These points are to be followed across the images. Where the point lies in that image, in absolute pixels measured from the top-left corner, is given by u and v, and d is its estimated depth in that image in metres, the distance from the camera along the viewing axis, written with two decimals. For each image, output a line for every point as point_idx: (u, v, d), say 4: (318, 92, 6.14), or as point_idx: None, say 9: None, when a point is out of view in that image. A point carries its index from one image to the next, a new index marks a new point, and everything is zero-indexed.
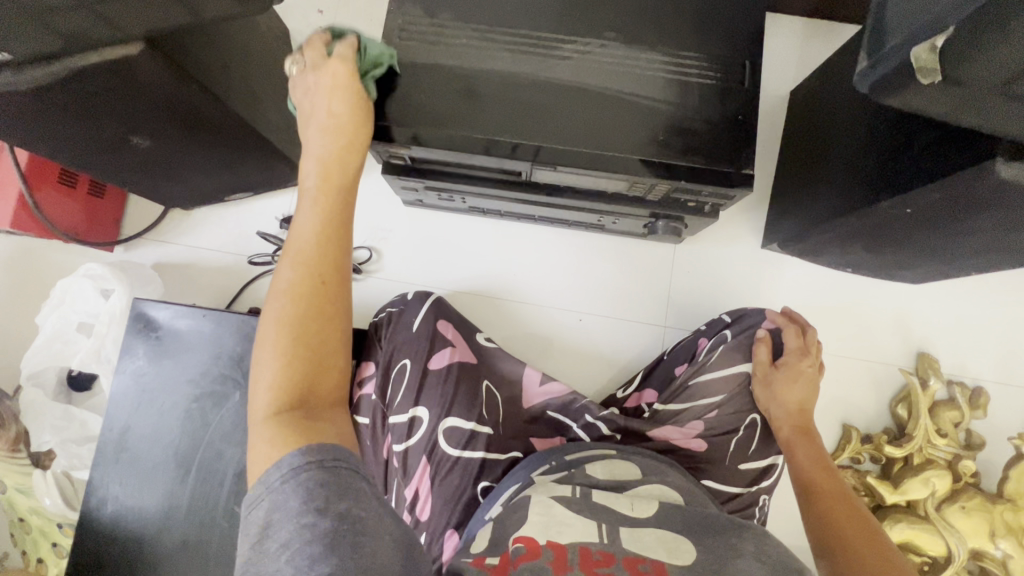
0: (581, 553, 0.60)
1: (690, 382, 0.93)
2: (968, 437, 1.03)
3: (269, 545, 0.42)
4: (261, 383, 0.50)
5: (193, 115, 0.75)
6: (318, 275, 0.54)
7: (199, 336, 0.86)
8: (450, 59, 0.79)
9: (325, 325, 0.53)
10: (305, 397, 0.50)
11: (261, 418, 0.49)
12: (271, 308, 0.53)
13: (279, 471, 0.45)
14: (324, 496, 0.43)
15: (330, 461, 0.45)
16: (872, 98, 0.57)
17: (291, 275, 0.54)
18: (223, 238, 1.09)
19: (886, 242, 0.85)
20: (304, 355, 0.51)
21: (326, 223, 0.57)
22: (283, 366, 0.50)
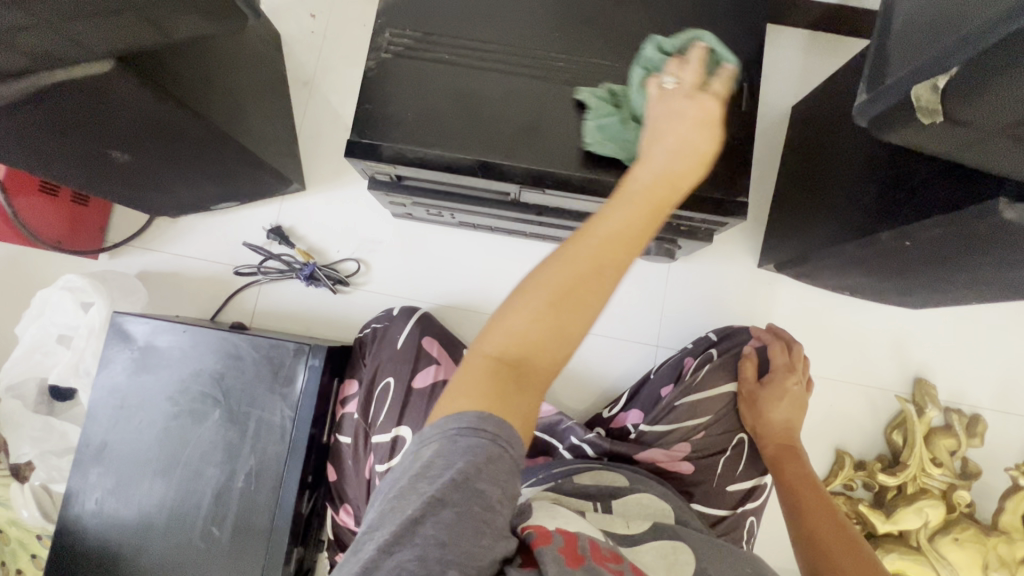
0: (592, 547, 0.54)
1: (676, 404, 0.89)
2: (963, 466, 1.01)
3: (422, 485, 0.41)
4: (507, 326, 0.44)
5: (174, 130, 0.73)
6: (620, 255, 0.44)
7: (179, 351, 0.85)
8: (437, 76, 0.76)
9: (589, 300, 0.44)
10: (527, 359, 0.43)
11: (480, 356, 0.44)
12: (551, 263, 0.44)
13: (458, 423, 0.42)
14: (477, 472, 0.41)
15: (502, 441, 0.41)
16: (871, 132, 0.55)
17: (604, 238, 0.44)
18: (209, 248, 1.08)
19: (884, 270, 0.83)
20: (553, 321, 0.43)
21: (644, 198, 0.46)
22: (523, 322, 0.43)
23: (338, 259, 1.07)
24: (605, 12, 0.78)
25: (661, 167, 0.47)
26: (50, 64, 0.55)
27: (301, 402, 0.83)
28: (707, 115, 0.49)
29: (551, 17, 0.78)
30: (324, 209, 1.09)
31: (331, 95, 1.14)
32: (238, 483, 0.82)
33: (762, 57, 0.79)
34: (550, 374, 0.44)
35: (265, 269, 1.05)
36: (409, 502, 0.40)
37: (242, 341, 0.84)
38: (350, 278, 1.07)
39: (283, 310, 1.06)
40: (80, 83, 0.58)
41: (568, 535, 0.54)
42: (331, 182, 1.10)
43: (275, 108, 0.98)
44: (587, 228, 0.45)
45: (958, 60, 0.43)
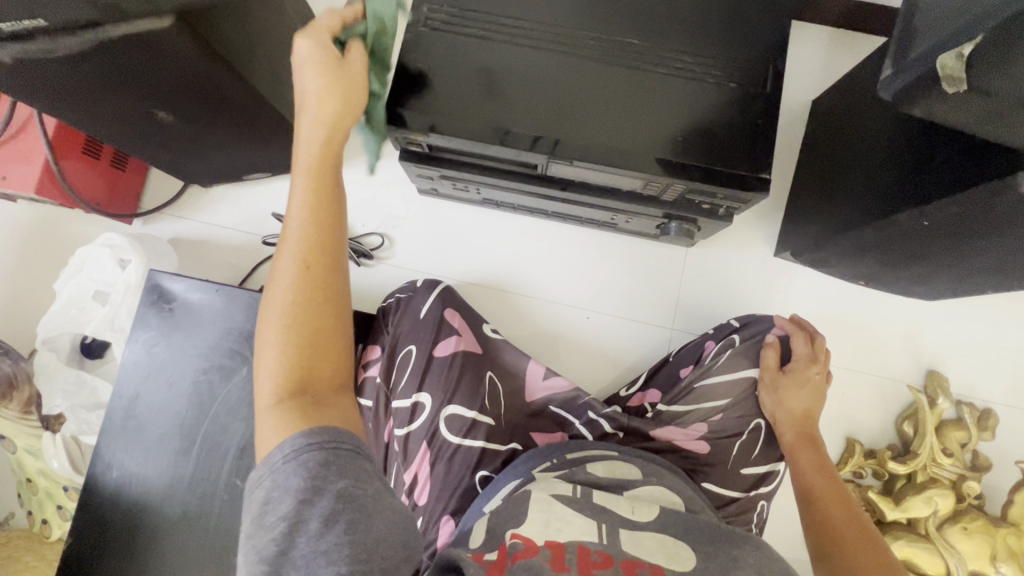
0: (580, 553, 0.59)
1: (695, 385, 0.92)
2: (973, 458, 1.02)
3: (269, 519, 0.44)
4: (263, 374, 0.50)
5: (218, 93, 0.76)
6: (319, 278, 0.51)
7: (210, 310, 0.88)
8: (469, 51, 0.79)
9: (321, 308, 0.51)
10: (309, 381, 0.49)
11: (263, 406, 0.49)
12: (272, 301, 0.50)
13: (284, 449, 0.46)
14: (324, 479, 0.44)
15: (330, 444, 0.46)
16: (896, 105, 0.57)
17: (292, 264, 0.51)
18: (239, 217, 1.11)
19: (901, 255, 0.84)
20: (298, 341, 0.50)
21: (316, 208, 0.53)
22: (278, 356, 0.49)
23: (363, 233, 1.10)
24: None
25: (316, 139, 0.55)
26: (114, 14, 0.58)
27: None
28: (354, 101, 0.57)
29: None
30: (351, 184, 1.12)
31: None
32: None
33: (787, 41, 0.81)
34: (336, 382, 0.52)
35: None
36: (263, 535, 0.44)
37: None
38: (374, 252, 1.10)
39: None
40: (139, 37, 0.61)
41: (557, 544, 0.60)
42: (359, 158, 1.13)
43: None
44: (279, 261, 0.52)
45: (985, 29, 0.45)
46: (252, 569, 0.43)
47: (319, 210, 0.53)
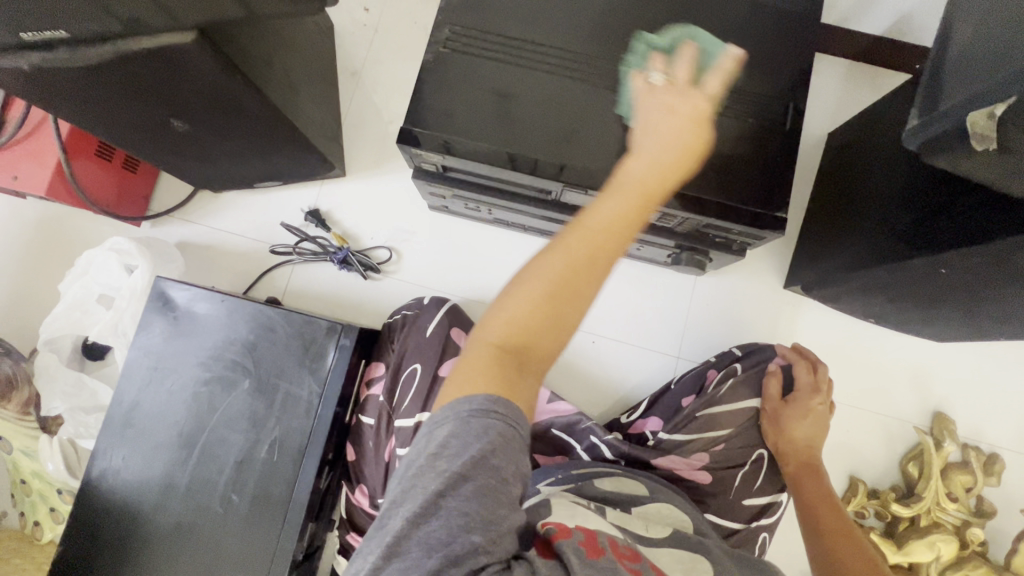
0: (612, 544, 0.54)
1: (697, 415, 0.89)
2: (978, 504, 1.00)
3: (439, 464, 0.44)
4: (493, 317, 0.48)
5: (235, 105, 0.76)
6: (583, 255, 0.48)
7: (215, 320, 0.87)
8: (485, 74, 0.79)
9: (581, 291, 0.48)
10: (526, 346, 0.47)
11: (476, 344, 0.48)
12: (546, 256, 0.48)
13: (472, 404, 0.45)
14: (498, 453, 0.44)
15: (512, 421, 0.45)
16: (919, 155, 0.56)
17: (582, 230, 0.49)
18: (248, 225, 1.10)
19: (915, 298, 0.83)
20: (547, 305, 0.47)
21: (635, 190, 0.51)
22: (521, 309, 0.47)
23: (370, 246, 1.10)
24: (658, 25, 0.80)
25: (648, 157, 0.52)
26: (135, 29, 0.57)
27: (329, 379, 0.85)
28: (694, 146, 0.53)
29: (604, 24, 0.80)
30: (362, 196, 1.12)
31: (379, 86, 1.17)
32: (260, 453, 0.84)
33: (808, 77, 0.81)
34: (545, 364, 0.48)
35: (299, 249, 1.08)
36: (427, 478, 0.44)
37: (277, 315, 0.87)
38: (381, 266, 1.09)
39: (313, 291, 1.08)
40: (159, 51, 0.61)
41: (589, 530, 0.54)
42: (371, 170, 1.13)
43: (325, 93, 1.01)
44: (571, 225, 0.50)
45: (1016, 90, 0.44)
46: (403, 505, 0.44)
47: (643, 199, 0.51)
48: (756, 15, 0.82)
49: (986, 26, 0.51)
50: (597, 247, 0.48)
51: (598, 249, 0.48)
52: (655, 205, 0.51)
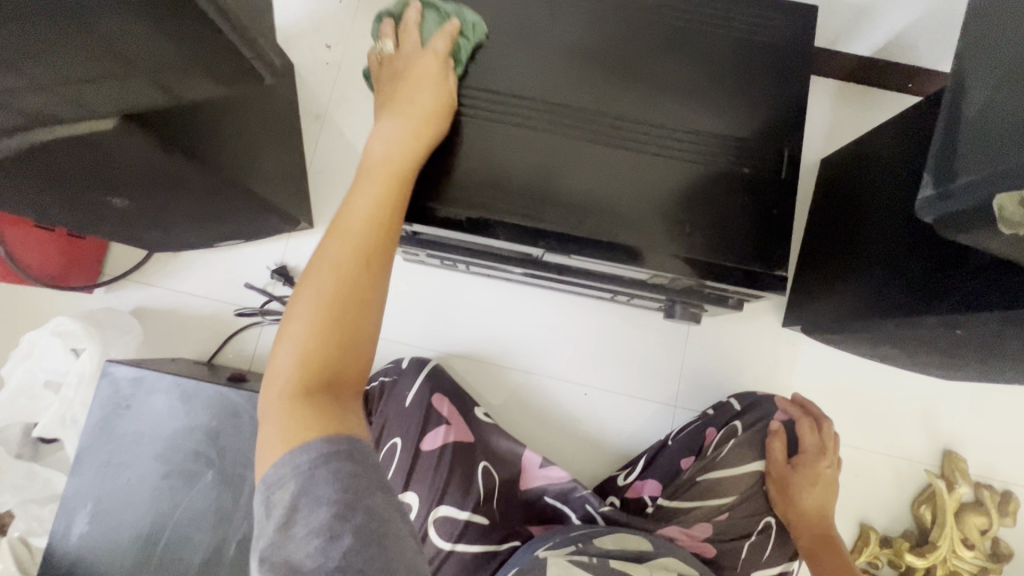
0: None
1: (697, 479, 0.85)
2: (994, 546, 0.96)
3: (295, 532, 0.39)
4: (284, 357, 0.47)
5: (179, 177, 0.68)
6: (362, 259, 0.52)
7: (171, 407, 0.79)
8: (458, 131, 0.72)
9: (363, 303, 0.50)
10: (332, 376, 0.47)
11: (278, 393, 0.46)
12: (317, 272, 0.51)
13: (307, 456, 0.42)
14: (361, 488, 0.41)
15: (359, 455, 0.43)
16: (935, 228, 0.51)
17: (342, 228, 0.54)
18: (210, 286, 1.03)
19: (925, 349, 0.78)
20: (339, 320, 0.48)
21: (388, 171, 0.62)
22: (305, 338, 0.47)
23: None
24: (643, 68, 0.75)
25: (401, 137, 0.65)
26: (48, 120, 0.50)
27: None
28: (434, 108, 0.67)
29: (586, 70, 0.74)
30: None
31: (344, 128, 1.10)
32: (229, 551, 0.77)
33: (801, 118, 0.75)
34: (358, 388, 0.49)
35: (267, 311, 1.00)
36: (289, 549, 0.38)
37: (240, 398, 0.79)
38: None
39: None
40: (78, 139, 0.53)
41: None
42: None
43: (286, 144, 0.94)
44: (331, 232, 0.54)
45: None
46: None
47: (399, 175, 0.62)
48: (746, 52, 0.76)
49: (1006, 91, 0.46)
50: (360, 265, 0.52)
51: (362, 268, 0.51)
52: (366, 223, 0.54)
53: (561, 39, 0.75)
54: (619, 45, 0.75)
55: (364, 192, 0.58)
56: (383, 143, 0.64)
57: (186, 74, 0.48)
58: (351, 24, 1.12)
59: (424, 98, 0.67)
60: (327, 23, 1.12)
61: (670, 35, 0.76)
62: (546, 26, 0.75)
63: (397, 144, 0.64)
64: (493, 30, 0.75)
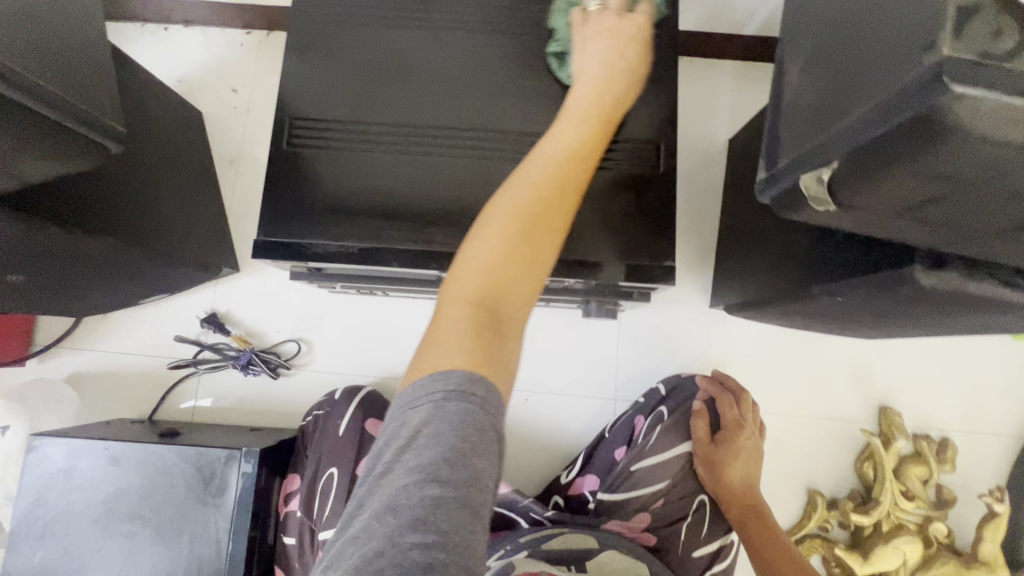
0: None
1: (631, 470, 0.87)
2: (938, 494, 0.98)
3: (406, 461, 0.38)
4: (471, 263, 0.46)
5: (66, 248, 0.69)
6: (555, 195, 0.48)
7: (101, 472, 0.80)
8: (348, 167, 0.74)
9: (545, 244, 0.47)
10: (497, 297, 0.45)
11: (457, 297, 0.45)
12: (519, 187, 0.48)
13: (443, 385, 0.40)
14: (471, 446, 0.38)
15: (491, 408, 0.40)
16: (775, 209, 0.52)
17: (548, 158, 0.50)
18: (142, 343, 1.03)
19: (829, 316, 0.80)
20: (519, 244, 0.46)
21: (581, 109, 0.55)
22: (496, 248, 0.46)
23: (277, 341, 1.04)
24: (524, 80, 0.76)
25: (593, 81, 0.58)
26: None
27: (237, 512, 0.79)
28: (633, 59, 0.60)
29: (468, 89, 0.76)
30: (257, 290, 1.05)
31: (259, 169, 1.11)
32: None
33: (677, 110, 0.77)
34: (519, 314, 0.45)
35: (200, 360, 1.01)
36: (397, 478, 0.37)
37: (169, 454, 0.80)
38: (290, 361, 1.03)
39: (222, 402, 1.01)
40: None
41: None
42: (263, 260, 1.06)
43: (194, 196, 0.95)
44: (535, 155, 0.51)
45: (837, 156, 0.41)
46: (375, 520, 0.36)
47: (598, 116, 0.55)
48: None
49: (811, 73, 0.47)
50: (553, 199, 0.48)
51: (541, 228, 0.47)
52: (585, 142, 0.52)
53: (439, 62, 0.76)
54: (497, 61, 0.77)
55: (564, 129, 0.53)
56: (584, 85, 0.58)
57: (20, 158, 0.48)
58: (253, 65, 1.13)
59: (602, 70, 0.58)
60: (230, 68, 1.12)
61: (544, 44, 0.77)
62: (423, 51, 0.77)
63: (596, 78, 0.58)
64: (369, 62, 0.76)
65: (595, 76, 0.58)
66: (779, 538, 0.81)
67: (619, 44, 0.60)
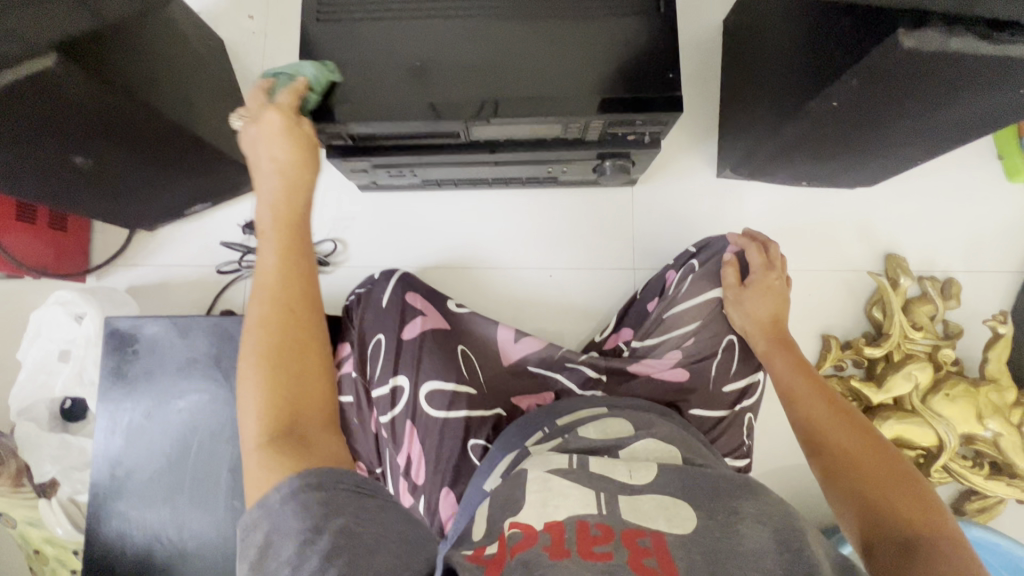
0: (579, 528, 0.50)
1: (663, 316, 0.94)
2: (944, 328, 1.04)
3: (269, 567, 0.41)
4: (245, 414, 0.47)
5: (128, 123, 0.77)
6: (287, 309, 0.50)
7: (174, 345, 0.88)
8: (377, 38, 0.81)
9: (309, 337, 0.51)
10: (297, 418, 0.48)
11: (248, 448, 0.46)
12: (249, 334, 0.49)
13: (276, 494, 0.43)
14: (326, 511, 0.42)
15: (315, 478, 0.44)
16: None
17: (259, 300, 0.51)
18: (191, 253, 1.11)
19: (829, 145, 0.86)
20: (275, 368, 0.49)
21: (288, 247, 0.53)
22: (263, 394, 0.47)
23: (314, 242, 1.11)
24: None
25: (275, 205, 0.55)
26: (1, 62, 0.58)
27: None
28: (302, 163, 0.58)
29: None
30: None
31: None
32: None
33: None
34: (329, 417, 0.50)
35: (246, 262, 1.09)
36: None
37: (233, 324, 0.88)
38: (329, 259, 1.10)
39: None
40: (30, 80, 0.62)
41: (557, 525, 0.51)
42: None
43: (228, 105, 1.02)
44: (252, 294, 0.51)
45: None
46: None
47: (288, 246, 0.54)
48: None
49: None
50: (289, 318, 0.50)
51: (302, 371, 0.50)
52: (277, 289, 0.51)
53: None
54: None
55: (265, 274, 0.52)
56: (264, 206, 0.55)
57: None
58: None
59: (271, 194, 0.56)
60: None
61: None
62: None
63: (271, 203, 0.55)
64: None
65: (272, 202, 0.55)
66: (806, 363, 0.83)
67: (287, 178, 0.57)
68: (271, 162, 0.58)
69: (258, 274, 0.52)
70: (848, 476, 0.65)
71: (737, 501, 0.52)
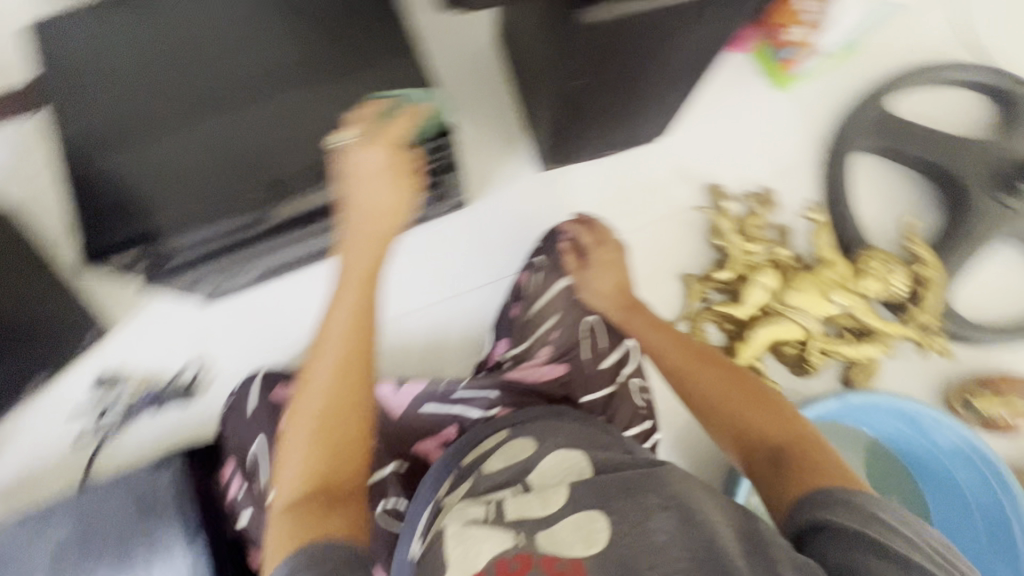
0: (500, 569, 0.57)
1: (528, 317, 0.98)
2: (777, 232, 1.15)
3: None
4: (288, 477, 0.69)
5: None
6: (351, 382, 0.74)
7: (37, 542, 0.83)
8: (144, 165, 0.80)
9: (343, 412, 0.73)
10: (321, 487, 0.68)
11: (279, 510, 0.66)
12: (302, 420, 0.72)
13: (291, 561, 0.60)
14: None
15: (319, 556, 0.60)
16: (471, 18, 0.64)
17: (319, 389, 0.74)
18: (41, 438, 1.02)
19: (605, 117, 0.94)
20: (325, 451, 0.70)
21: (342, 342, 0.76)
22: (301, 466, 0.69)
23: (173, 374, 1.05)
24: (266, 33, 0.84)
25: (363, 281, 0.80)
26: None
27: (183, 511, 0.84)
28: (394, 202, 0.81)
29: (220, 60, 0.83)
30: (130, 340, 1.05)
31: None
32: None
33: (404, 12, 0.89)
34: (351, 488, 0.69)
35: (104, 423, 1.03)
36: None
37: (99, 489, 0.86)
38: (194, 385, 1.05)
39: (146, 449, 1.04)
40: None
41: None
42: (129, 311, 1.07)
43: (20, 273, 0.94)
44: (309, 381, 0.75)
45: None
46: None
47: (354, 336, 0.77)
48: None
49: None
50: (344, 395, 0.73)
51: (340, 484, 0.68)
52: (337, 373, 0.74)
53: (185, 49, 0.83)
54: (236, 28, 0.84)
55: (319, 368, 0.75)
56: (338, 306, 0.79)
57: None
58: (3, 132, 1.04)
59: (342, 312, 0.78)
60: None
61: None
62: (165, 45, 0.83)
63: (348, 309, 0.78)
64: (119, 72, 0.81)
65: (354, 305, 0.78)
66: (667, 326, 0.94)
67: (386, 203, 0.81)
68: (373, 208, 0.81)
69: (319, 367, 0.75)
70: (746, 431, 0.75)
71: (645, 496, 0.62)
